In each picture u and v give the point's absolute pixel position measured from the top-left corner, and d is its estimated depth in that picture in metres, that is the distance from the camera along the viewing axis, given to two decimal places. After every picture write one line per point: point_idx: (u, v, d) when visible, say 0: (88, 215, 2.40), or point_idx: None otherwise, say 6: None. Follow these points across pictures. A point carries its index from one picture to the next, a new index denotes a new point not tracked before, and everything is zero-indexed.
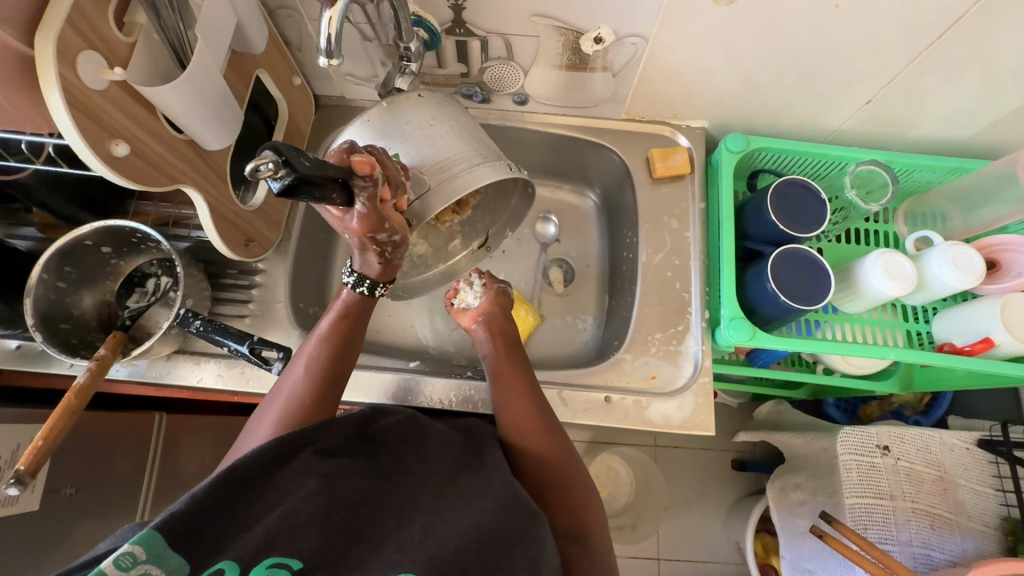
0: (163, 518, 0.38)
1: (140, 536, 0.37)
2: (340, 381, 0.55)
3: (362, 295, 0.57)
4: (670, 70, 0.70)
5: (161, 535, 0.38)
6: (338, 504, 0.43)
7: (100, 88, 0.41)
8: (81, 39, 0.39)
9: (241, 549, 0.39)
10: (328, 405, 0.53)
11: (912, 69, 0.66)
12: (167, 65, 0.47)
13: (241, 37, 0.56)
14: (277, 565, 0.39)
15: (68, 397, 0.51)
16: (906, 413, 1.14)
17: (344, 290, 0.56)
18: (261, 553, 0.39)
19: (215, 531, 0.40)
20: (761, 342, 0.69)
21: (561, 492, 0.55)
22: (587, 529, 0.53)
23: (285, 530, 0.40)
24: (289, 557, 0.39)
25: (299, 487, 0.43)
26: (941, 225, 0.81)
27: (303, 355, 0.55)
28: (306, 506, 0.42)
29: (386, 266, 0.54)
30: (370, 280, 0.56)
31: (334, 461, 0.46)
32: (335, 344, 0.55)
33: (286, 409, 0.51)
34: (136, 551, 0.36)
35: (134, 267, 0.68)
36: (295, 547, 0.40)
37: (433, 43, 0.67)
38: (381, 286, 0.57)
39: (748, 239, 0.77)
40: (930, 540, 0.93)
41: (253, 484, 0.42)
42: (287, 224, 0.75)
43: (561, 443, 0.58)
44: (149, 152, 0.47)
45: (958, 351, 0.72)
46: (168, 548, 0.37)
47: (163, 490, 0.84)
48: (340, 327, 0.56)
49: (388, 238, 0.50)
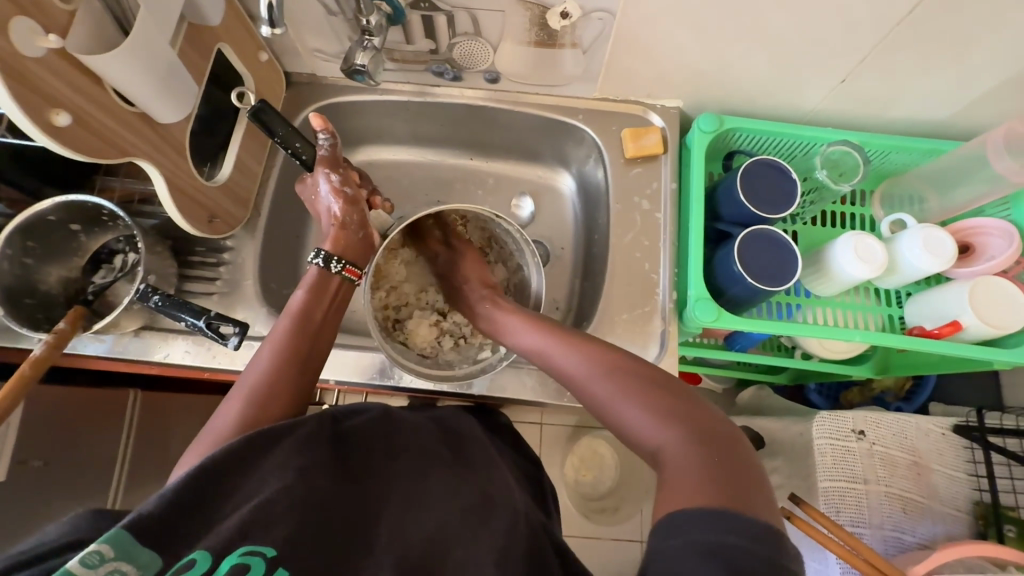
0: (132, 518, 0.38)
1: (109, 535, 0.36)
2: (314, 367, 0.55)
3: (319, 267, 0.59)
4: (640, 47, 0.69)
5: (129, 534, 0.37)
6: (314, 496, 0.43)
7: (36, 56, 0.40)
8: (13, 5, 0.38)
9: (213, 541, 0.39)
10: (302, 384, 0.53)
11: (884, 46, 0.64)
12: (111, 32, 0.46)
13: (197, 9, 0.56)
14: (250, 553, 0.38)
15: (23, 367, 0.52)
16: (887, 399, 1.14)
17: (310, 268, 0.59)
18: (234, 543, 0.38)
19: (182, 526, 0.39)
20: (727, 324, 0.69)
21: (595, 379, 0.52)
22: (662, 439, 0.45)
23: (258, 518, 0.40)
24: (263, 545, 0.39)
25: (276, 478, 0.42)
26: (917, 208, 0.80)
27: (274, 336, 0.54)
28: (283, 498, 0.41)
29: (344, 231, 0.62)
30: (336, 258, 0.60)
31: (313, 452, 0.46)
32: (306, 327, 0.55)
33: (253, 393, 0.49)
34: (103, 550, 0.36)
35: (100, 244, 0.68)
36: (270, 536, 0.39)
37: (397, 18, 0.66)
38: (336, 259, 0.59)
39: (719, 221, 0.75)
40: (901, 524, 0.94)
41: (222, 476, 0.42)
42: (256, 202, 0.75)
43: (605, 358, 0.53)
44: (93, 122, 0.46)
45: (926, 334, 0.71)
46: (139, 548, 0.37)
47: (138, 468, 0.85)
48: (311, 307, 0.56)
49: (343, 196, 0.63)
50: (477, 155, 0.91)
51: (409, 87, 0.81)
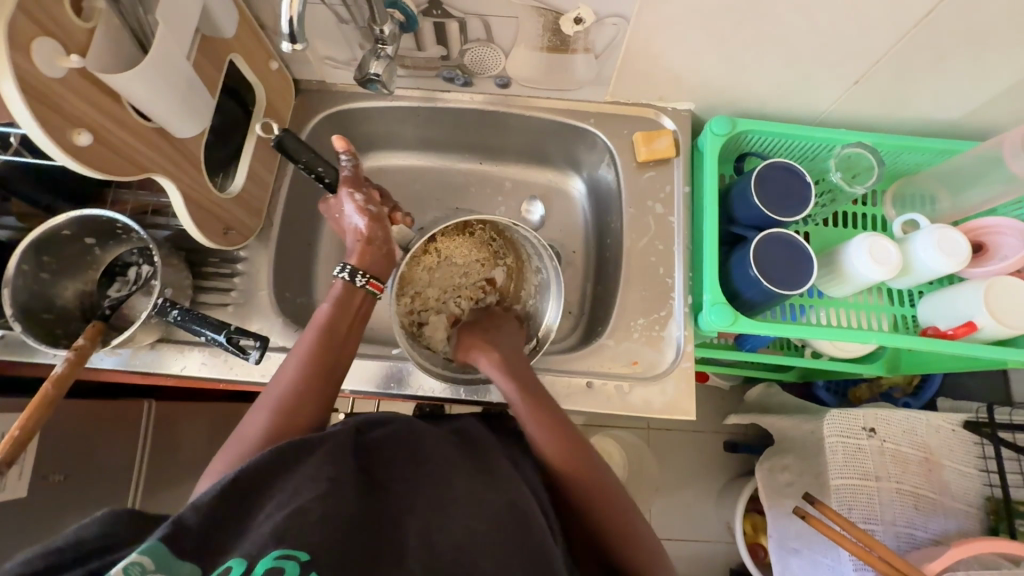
0: (169, 528, 0.38)
1: (148, 547, 0.37)
2: (338, 380, 0.55)
3: (346, 282, 0.59)
4: (653, 52, 0.69)
5: (166, 545, 0.38)
6: (343, 508, 0.42)
7: (58, 77, 0.40)
8: (35, 26, 0.38)
9: (248, 546, 0.38)
10: (326, 394, 0.53)
11: (899, 48, 0.64)
12: (130, 50, 0.46)
13: (210, 21, 0.55)
14: (285, 556, 0.37)
15: (46, 386, 0.52)
16: (895, 395, 1.15)
17: (336, 283, 0.59)
18: (268, 546, 0.37)
19: (216, 537, 0.40)
20: (744, 328, 0.69)
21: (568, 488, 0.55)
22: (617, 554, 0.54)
23: (294, 523, 0.39)
24: (297, 549, 0.38)
25: (310, 488, 0.42)
26: (929, 208, 0.80)
27: (300, 347, 0.54)
28: (315, 506, 0.40)
29: (369, 249, 0.61)
30: (361, 271, 0.59)
31: (339, 464, 0.45)
32: (331, 340, 0.55)
33: (281, 404, 0.49)
34: (144, 561, 0.36)
35: (114, 256, 0.68)
36: (306, 540, 0.38)
37: (410, 26, 0.65)
38: (361, 273, 0.59)
39: (734, 224, 0.75)
40: (913, 520, 0.95)
41: (254, 492, 0.42)
42: (269, 211, 0.75)
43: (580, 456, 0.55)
44: (114, 140, 0.46)
45: (941, 334, 0.72)
46: (177, 560, 0.37)
47: (154, 477, 0.85)
48: (337, 319, 0.56)
49: (368, 212, 0.62)
50: (487, 159, 0.90)
51: (418, 92, 0.80)
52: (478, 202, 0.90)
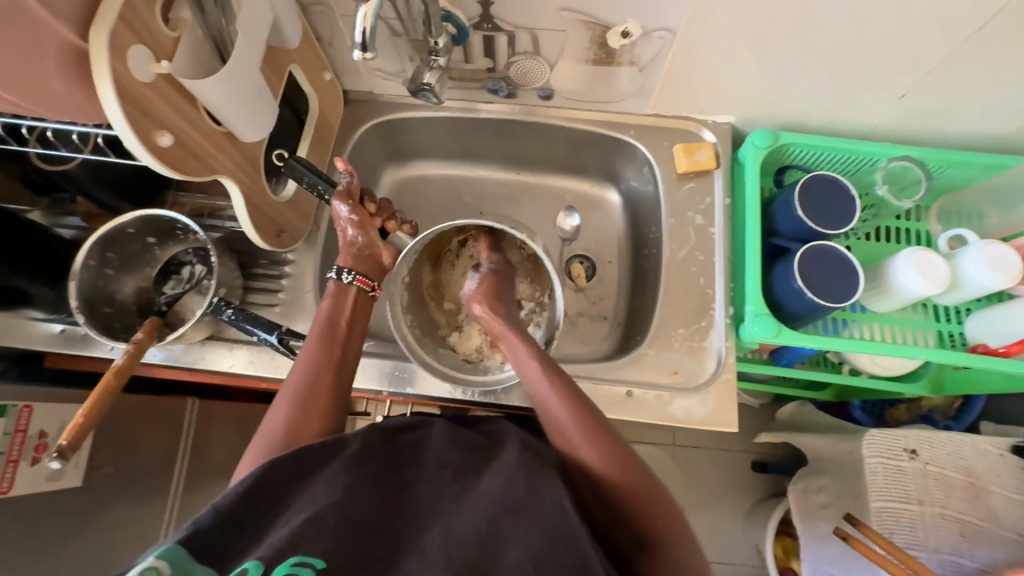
0: (187, 532, 0.37)
1: (163, 551, 0.35)
2: (347, 379, 0.56)
3: (337, 281, 0.61)
4: (696, 66, 0.70)
5: (185, 549, 0.36)
6: (363, 515, 0.40)
7: (148, 81, 0.43)
8: (132, 34, 0.41)
9: (265, 551, 0.37)
10: (343, 387, 0.54)
11: (950, 62, 0.64)
12: (210, 58, 0.48)
13: (278, 34, 0.58)
14: (301, 565, 0.36)
15: (108, 376, 0.54)
16: (936, 417, 1.11)
17: (332, 283, 0.61)
18: (284, 553, 0.36)
19: (239, 538, 0.39)
20: (787, 339, 0.69)
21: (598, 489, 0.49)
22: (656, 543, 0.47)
23: (311, 527, 0.38)
24: (313, 557, 0.37)
25: (323, 495, 0.41)
26: (976, 224, 0.80)
27: (309, 343, 0.56)
28: (330, 513, 0.39)
29: (354, 256, 0.64)
30: (348, 269, 0.62)
31: (368, 468, 0.44)
32: (336, 332, 0.57)
33: (300, 397, 0.51)
34: (159, 568, 0.35)
35: (170, 255, 0.71)
36: (319, 545, 0.37)
37: (460, 38, 0.68)
38: (347, 271, 0.62)
39: (776, 236, 0.75)
40: (959, 548, 0.90)
41: (273, 495, 0.42)
42: (316, 216, 0.77)
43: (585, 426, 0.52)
44: (190, 143, 0.48)
45: (993, 352, 0.70)
46: (195, 565, 0.36)
47: (193, 474, 0.87)
48: (337, 310, 0.59)
49: (352, 222, 0.65)
50: (524, 169, 0.92)
51: (460, 104, 0.82)
52: (516, 210, 0.91)
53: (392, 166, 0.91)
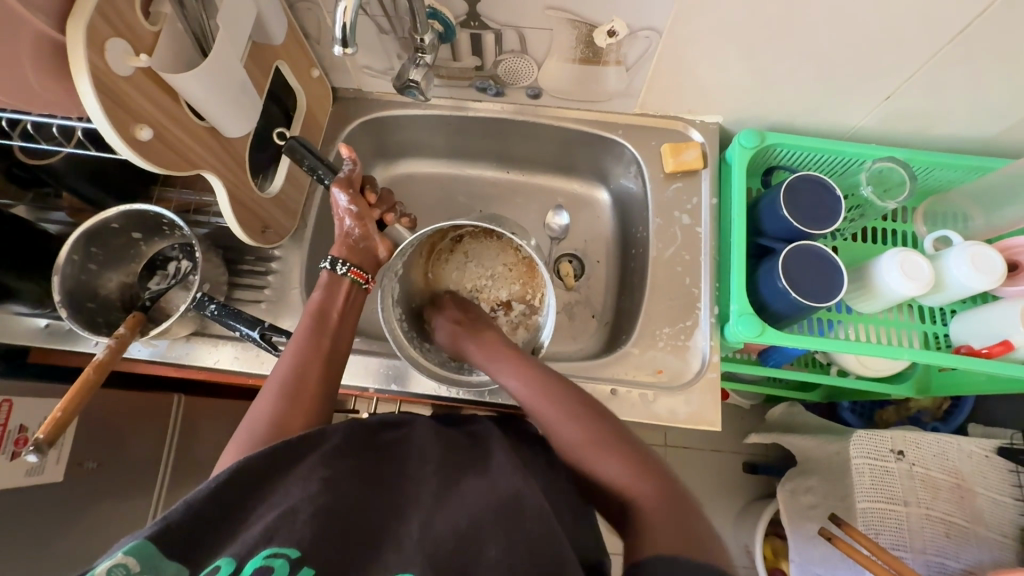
0: (158, 526, 0.37)
1: (133, 546, 0.36)
2: (336, 375, 0.55)
3: (330, 271, 0.62)
4: (682, 66, 0.70)
5: (156, 544, 0.36)
6: (340, 507, 0.40)
7: (126, 74, 0.43)
8: (110, 28, 0.41)
9: (239, 546, 0.37)
10: (331, 383, 0.54)
11: (934, 64, 0.64)
12: (191, 52, 0.48)
13: (263, 29, 0.58)
14: (274, 555, 0.36)
15: (87, 370, 0.54)
16: (924, 419, 1.11)
17: (324, 272, 0.62)
18: (258, 547, 0.37)
19: (214, 531, 0.39)
20: (771, 339, 0.69)
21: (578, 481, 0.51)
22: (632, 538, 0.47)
23: (286, 522, 0.38)
24: (288, 547, 0.37)
25: (298, 489, 0.41)
26: (961, 226, 0.79)
27: (298, 337, 0.56)
28: (306, 506, 0.39)
29: (349, 247, 0.64)
30: (342, 260, 0.62)
31: (346, 461, 0.44)
32: (325, 325, 0.57)
33: (286, 389, 0.50)
34: (128, 562, 0.35)
35: (156, 251, 0.71)
36: (295, 537, 0.37)
37: (447, 36, 0.68)
38: (340, 263, 0.62)
39: (761, 236, 0.75)
40: (944, 549, 0.91)
41: (251, 489, 0.41)
42: (304, 212, 0.77)
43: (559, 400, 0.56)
44: (171, 137, 0.48)
45: (975, 352, 0.70)
46: (165, 560, 0.36)
47: (179, 471, 0.87)
48: (327, 304, 0.59)
49: (350, 213, 0.64)
50: (514, 168, 0.92)
51: (449, 102, 0.82)
52: (504, 209, 0.91)
53: (382, 164, 0.91)
